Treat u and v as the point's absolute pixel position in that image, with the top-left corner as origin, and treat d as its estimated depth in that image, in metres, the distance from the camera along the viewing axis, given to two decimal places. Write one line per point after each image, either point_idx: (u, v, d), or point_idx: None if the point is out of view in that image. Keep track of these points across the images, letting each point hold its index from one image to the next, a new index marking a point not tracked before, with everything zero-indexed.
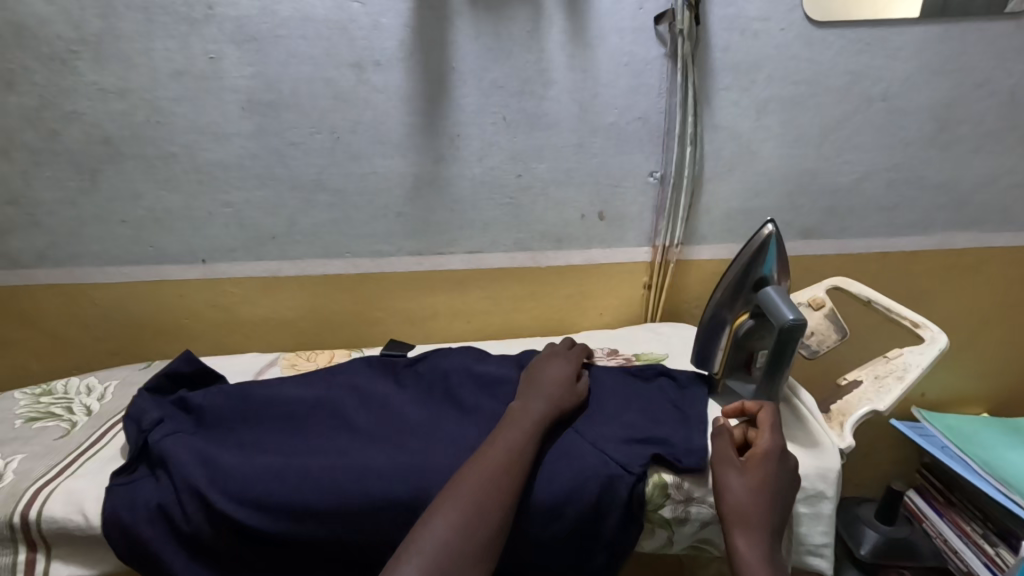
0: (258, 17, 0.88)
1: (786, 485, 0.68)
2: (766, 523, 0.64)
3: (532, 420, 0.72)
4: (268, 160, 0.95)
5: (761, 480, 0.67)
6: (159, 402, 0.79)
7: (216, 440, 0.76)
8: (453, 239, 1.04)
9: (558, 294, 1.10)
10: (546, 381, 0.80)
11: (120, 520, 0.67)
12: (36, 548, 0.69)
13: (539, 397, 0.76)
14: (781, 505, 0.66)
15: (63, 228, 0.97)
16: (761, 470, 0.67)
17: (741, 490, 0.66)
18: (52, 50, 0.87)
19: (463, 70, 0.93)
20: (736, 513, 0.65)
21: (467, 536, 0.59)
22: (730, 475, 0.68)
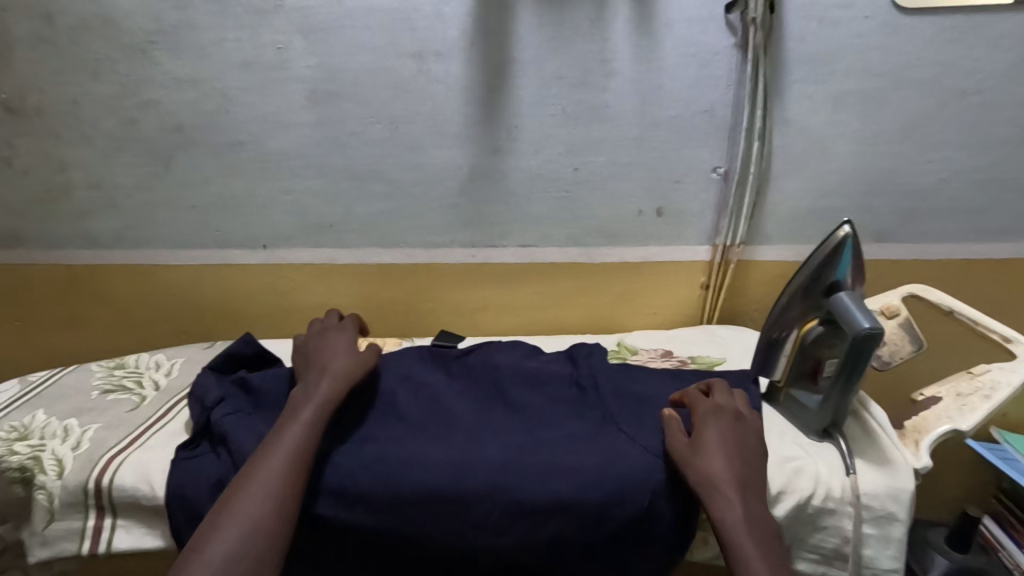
0: (325, 7, 0.89)
1: (744, 443, 0.69)
2: (735, 482, 0.64)
3: (306, 410, 0.71)
4: (328, 149, 0.97)
5: (717, 444, 0.67)
6: (220, 379, 0.84)
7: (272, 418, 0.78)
8: (505, 231, 1.03)
9: (610, 292, 1.07)
10: (331, 362, 0.78)
11: (184, 492, 0.70)
12: (104, 515, 0.73)
13: (324, 382, 0.75)
14: (751, 463, 0.67)
15: (137, 211, 1.02)
16: (713, 433, 0.68)
17: (707, 458, 0.66)
18: (134, 41, 0.91)
19: (523, 60, 0.91)
20: (708, 480, 0.64)
21: (238, 554, 0.57)
22: (680, 448, 0.68)
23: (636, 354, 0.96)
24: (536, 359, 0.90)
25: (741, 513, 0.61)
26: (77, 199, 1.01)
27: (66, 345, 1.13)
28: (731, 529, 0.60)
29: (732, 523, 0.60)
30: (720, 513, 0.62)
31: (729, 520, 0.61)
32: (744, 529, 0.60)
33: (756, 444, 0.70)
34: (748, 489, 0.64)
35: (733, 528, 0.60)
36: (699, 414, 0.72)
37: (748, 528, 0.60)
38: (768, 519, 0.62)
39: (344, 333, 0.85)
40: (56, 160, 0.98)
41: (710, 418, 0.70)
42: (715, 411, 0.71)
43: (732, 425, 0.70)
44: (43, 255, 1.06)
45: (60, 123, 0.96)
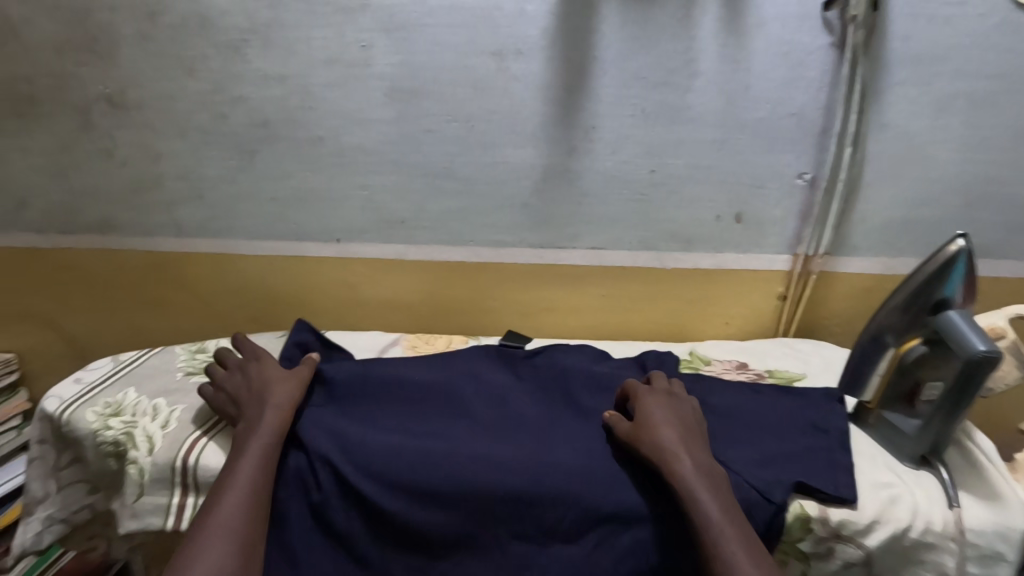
0: (409, 6, 0.90)
1: (680, 411, 0.72)
2: (682, 444, 0.67)
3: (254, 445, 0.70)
4: (403, 146, 0.98)
5: (656, 417, 0.70)
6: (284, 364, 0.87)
7: (341, 411, 0.79)
8: (575, 233, 1.01)
9: (681, 299, 1.04)
10: (268, 390, 0.77)
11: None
12: (187, 493, 0.76)
13: (266, 414, 0.73)
14: (691, 427, 0.70)
15: (221, 202, 1.06)
16: (652, 408, 0.72)
17: (653, 429, 0.69)
18: (228, 39, 0.94)
19: (605, 59, 0.90)
20: (658, 449, 0.67)
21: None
22: (624, 430, 0.71)
23: (709, 365, 0.93)
24: (603, 365, 0.89)
25: (694, 467, 0.65)
26: (168, 189, 1.06)
27: (150, 327, 1.19)
28: (684, 480, 0.63)
29: (685, 477, 0.63)
30: (674, 472, 0.64)
31: (684, 475, 0.64)
32: (699, 480, 0.63)
33: (696, 416, 0.73)
34: (697, 449, 0.67)
35: (689, 482, 0.63)
36: (635, 396, 0.75)
37: (702, 480, 0.63)
38: (716, 468, 0.65)
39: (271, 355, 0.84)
40: (150, 152, 1.04)
41: (650, 402, 0.72)
42: (653, 398, 0.73)
43: (668, 399, 0.74)
44: (134, 242, 1.12)
45: (156, 117, 1.01)
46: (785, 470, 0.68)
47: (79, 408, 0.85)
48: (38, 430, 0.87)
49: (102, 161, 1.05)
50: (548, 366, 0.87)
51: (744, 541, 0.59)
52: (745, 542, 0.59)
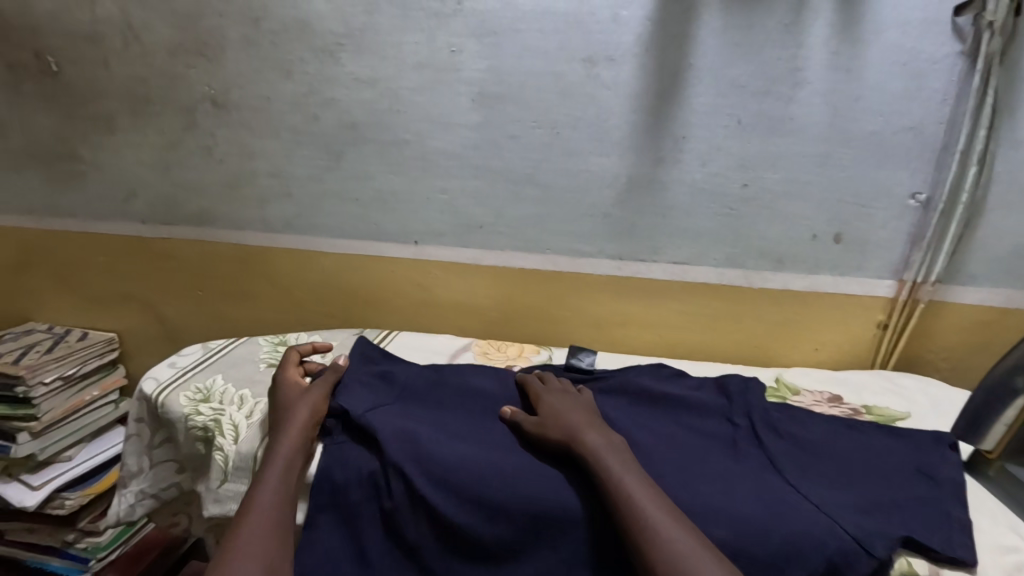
0: (501, 11, 0.89)
1: (581, 404, 0.79)
2: (586, 425, 0.73)
3: (275, 466, 0.70)
4: (487, 152, 0.98)
5: (558, 407, 0.77)
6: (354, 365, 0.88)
7: (411, 416, 0.79)
8: (657, 247, 0.98)
9: (767, 320, 0.99)
10: (290, 401, 0.80)
11: (334, 479, 0.72)
12: None
13: (288, 434, 0.74)
14: (592, 414, 0.76)
15: (307, 200, 1.10)
16: (554, 403, 0.78)
17: (560, 417, 0.75)
18: (324, 42, 0.97)
19: (700, 67, 0.86)
20: (566, 431, 0.72)
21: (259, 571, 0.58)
22: (533, 423, 0.75)
23: (798, 395, 0.86)
24: (679, 388, 0.85)
25: (606, 444, 0.69)
26: (260, 185, 1.11)
27: (235, 316, 1.25)
28: (595, 453, 0.68)
29: (597, 451, 0.68)
30: (583, 447, 0.69)
31: (597, 450, 0.68)
32: (607, 451, 0.68)
33: (591, 406, 0.79)
34: (605, 431, 0.73)
35: (597, 452, 0.68)
36: (537, 395, 0.81)
37: (606, 449, 0.68)
38: (615, 439, 0.71)
39: (289, 375, 0.85)
40: (246, 150, 1.09)
41: (549, 398, 0.79)
42: (553, 393, 0.80)
43: (565, 394, 0.80)
44: (225, 235, 1.17)
45: (253, 117, 1.06)
46: (889, 520, 0.63)
47: (173, 392, 0.89)
48: (136, 409, 0.92)
49: (203, 157, 1.12)
50: (618, 391, 0.87)
51: (654, 494, 0.63)
52: (654, 496, 0.62)
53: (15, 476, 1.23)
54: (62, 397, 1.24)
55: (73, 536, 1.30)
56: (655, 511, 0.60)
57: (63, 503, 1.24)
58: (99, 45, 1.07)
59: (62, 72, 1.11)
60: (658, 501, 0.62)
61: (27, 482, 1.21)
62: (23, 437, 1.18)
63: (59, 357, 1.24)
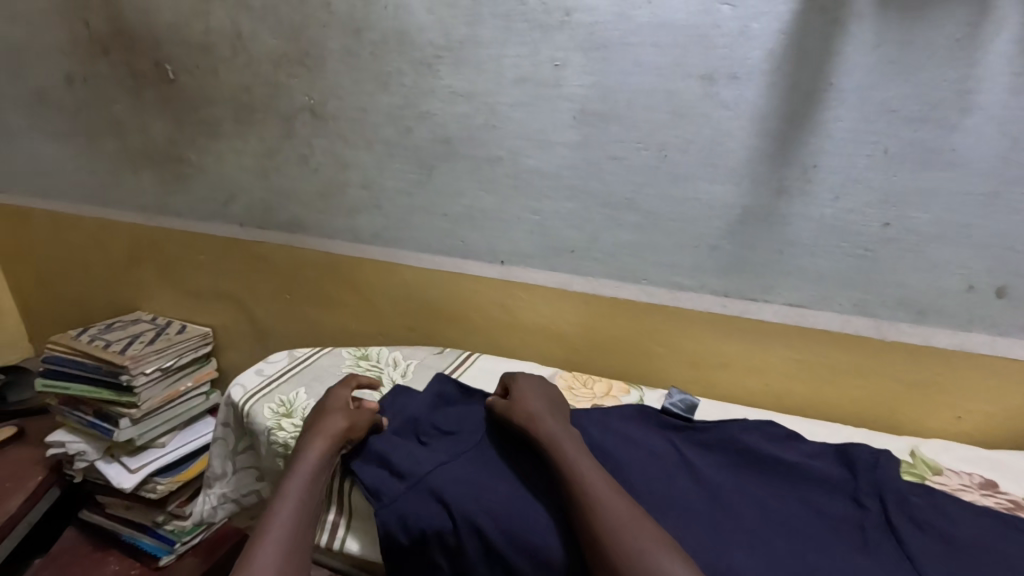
0: (613, 23, 0.82)
1: (548, 392, 0.83)
2: (548, 411, 0.78)
3: (296, 486, 0.71)
4: (585, 173, 0.91)
5: (527, 393, 0.81)
6: (425, 409, 0.85)
7: (478, 463, 0.75)
8: (772, 285, 0.87)
9: (900, 379, 0.86)
10: (327, 412, 0.81)
11: (395, 532, 0.70)
12: (341, 513, 0.79)
13: (319, 440, 0.76)
14: (559, 404, 0.81)
15: (397, 213, 1.08)
16: (526, 387, 0.83)
17: (525, 401, 0.79)
18: (423, 54, 0.94)
19: (843, 88, 0.74)
20: (528, 413, 0.77)
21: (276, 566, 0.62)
22: (500, 403, 0.80)
23: (939, 476, 0.74)
24: (790, 452, 0.75)
25: (562, 432, 0.74)
26: (351, 196, 1.11)
27: (320, 322, 1.26)
28: (551, 437, 0.73)
29: (553, 436, 0.73)
30: (540, 433, 0.73)
31: (553, 435, 0.73)
32: (563, 438, 0.73)
33: (561, 397, 0.84)
34: (563, 421, 0.77)
35: (552, 439, 0.72)
36: (514, 378, 0.86)
37: (562, 437, 0.73)
38: (569, 428, 0.76)
39: (340, 394, 0.85)
40: (340, 161, 1.08)
41: (523, 382, 0.84)
42: (528, 378, 0.85)
43: (539, 382, 0.85)
44: (315, 242, 1.18)
45: (349, 128, 1.05)
46: None
47: (257, 402, 0.89)
48: (223, 414, 0.93)
49: (298, 166, 1.12)
50: (717, 445, 0.77)
51: (601, 475, 0.68)
52: (602, 476, 0.67)
53: (116, 457, 1.32)
54: (159, 386, 1.31)
55: (162, 517, 1.37)
56: (604, 490, 0.65)
57: (155, 487, 1.32)
58: (210, 54, 1.11)
59: (177, 80, 1.16)
60: (606, 483, 0.66)
61: (126, 465, 1.30)
62: (125, 422, 1.27)
63: (159, 349, 1.30)
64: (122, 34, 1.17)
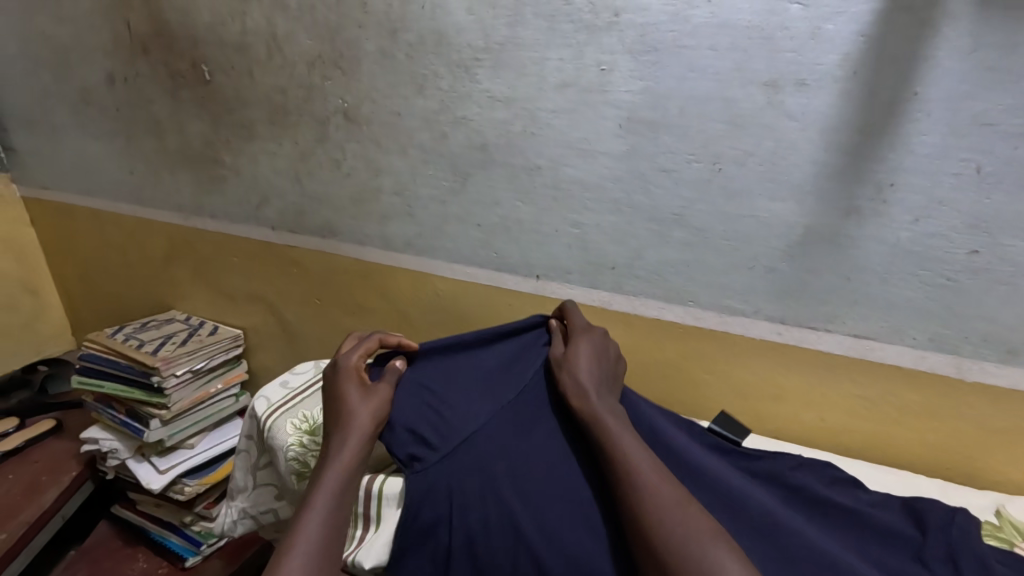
0: (667, 24, 0.75)
1: (605, 352, 0.76)
2: (597, 381, 0.71)
3: (326, 494, 0.63)
4: (630, 185, 0.85)
5: (582, 351, 0.74)
6: (450, 379, 0.78)
7: (509, 441, 0.69)
8: (836, 314, 0.79)
9: (981, 424, 0.77)
10: (353, 400, 0.72)
11: (424, 514, 0.65)
12: (367, 522, 0.70)
13: (349, 442, 0.68)
14: (609, 373, 0.74)
15: (430, 222, 1.04)
16: (582, 344, 0.75)
17: (578, 364, 0.72)
18: (461, 57, 0.89)
19: (930, 97, 0.66)
20: (578, 380, 0.70)
21: None
22: (556, 355, 0.75)
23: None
24: (847, 497, 0.68)
25: (608, 408, 0.68)
26: (383, 203, 1.07)
27: (350, 328, 1.23)
28: (595, 409, 0.67)
29: (598, 409, 0.67)
30: (587, 405, 0.67)
31: (598, 409, 0.67)
32: (609, 414, 0.67)
33: (614, 361, 0.76)
34: (609, 393, 0.71)
35: (599, 414, 0.66)
36: (572, 328, 0.79)
37: (610, 414, 0.67)
38: (619, 405, 0.69)
39: (352, 370, 0.77)
40: (372, 165, 1.05)
41: (581, 336, 0.76)
42: (589, 333, 0.77)
43: (597, 337, 0.77)
44: (347, 248, 1.15)
45: (384, 132, 1.01)
46: None
47: (280, 417, 0.86)
48: (248, 425, 0.90)
49: (331, 171, 1.09)
50: (766, 480, 0.70)
51: (650, 459, 0.61)
52: (651, 461, 0.61)
53: (147, 456, 1.33)
54: (189, 388, 1.30)
55: (190, 518, 1.37)
56: (653, 476, 0.59)
57: (183, 488, 1.32)
58: (245, 55, 1.09)
59: (213, 81, 1.15)
60: (656, 470, 0.60)
61: (155, 465, 1.30)
62: (155, 422, 1.27)
63: (190, 350, 1.29)
64: (161, 34, 1.16)
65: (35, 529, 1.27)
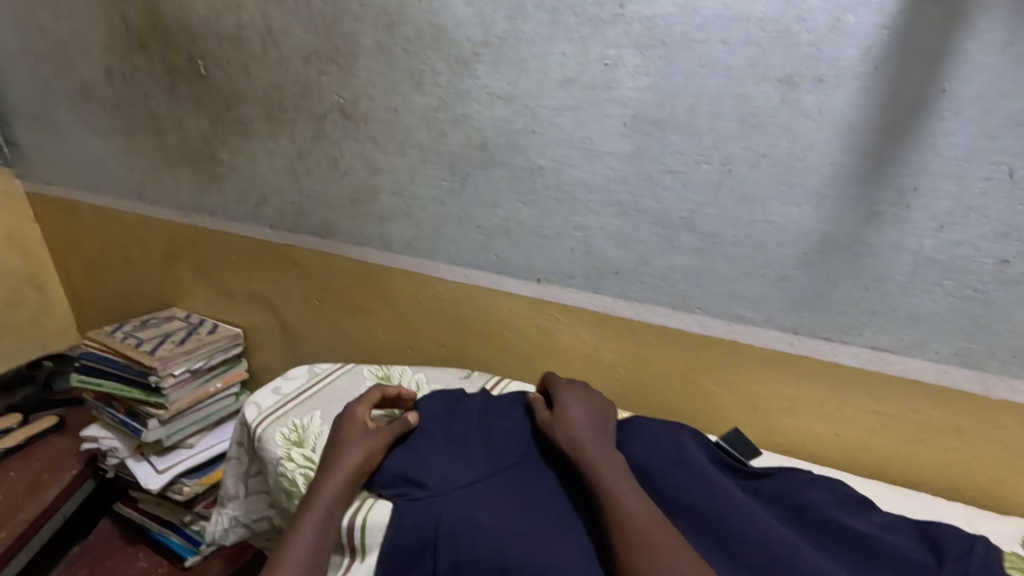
0: (676, 16, 0.71)
1: (597, 409, 0.74)
2: (591, 433, 0.69)
3: (310, 520, 0.64)
4: (636, 186, 0.81)
5: (574, 412, 0.72)
6: (446, 418, 0.76)
7: (504, 484, 0.66)
8: (854, 326, 0.75)
9: (1008, 444, 0.72)
10: (350, 433, 0.72)
11: (409, 542, 0.62)
12: (354, 553, 0.65)
13: (338, 467, 0.68)
14: (602, 425, 0.72)
15: (429, 223, 1.00)
16: (569, 403, 0.73)
17: (568, 421, 0.70)
18: (460, 52, 0.85)
19: (959, 95, 0.61)
20: (571, 436, 0.68)
21: None
22: (544, 419, 0.72)
23: None
24: (859, 520, 0.62)
25: (606, 459, 0.65)
26: (381, 203, 1.04)
27: (350, 329, 1.20)
28: (591, 462, 0.64)
29: (594, 462, 0.64)
30: (584, 458, 0.65)
31: (596, 462, 0.64)
32: (605, 465, 0.64)
33: (605, 413, 0.74)
34: (607, 444, 0.68)
35: (597, 464, 0.64)
36: (556, 390, 0.77)
37: (608, 463, 0.64)
38: (618, 454, 0.67)
39: (356, 412, 0.76)
40: (370, 164, 1.02)
41: (566, 396, 0.75)
42: (574, 392, 0.75)
43: (583, 395, 0.76)
44: (346, 249, 1.12)
45: (381, 130, 0.97)
46: None
47: (269, 426, 0.83)
48: (238, 432, 0.89)
49: (329, 169, 1.06)
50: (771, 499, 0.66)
51: (646, 506, 0.59)
52: (646, 508, 0.59)
53: (145, 456, 1.32)
54: (188, 389, 1.28)
55: (190, 518, 1.36)
56: (646, 523, 0.57)
57: (181, 488, 1.30)
58: (241, 50, 1.06)
59: (210, 76, 1.12)
60: (647, 518, 0.58)
61: (154, 465, 1.29)
62: (153, 422, 1.26)
63: (188, 350, 1.28)
64: (157, 29, 1.14)
65: (35, 528, 1.27)
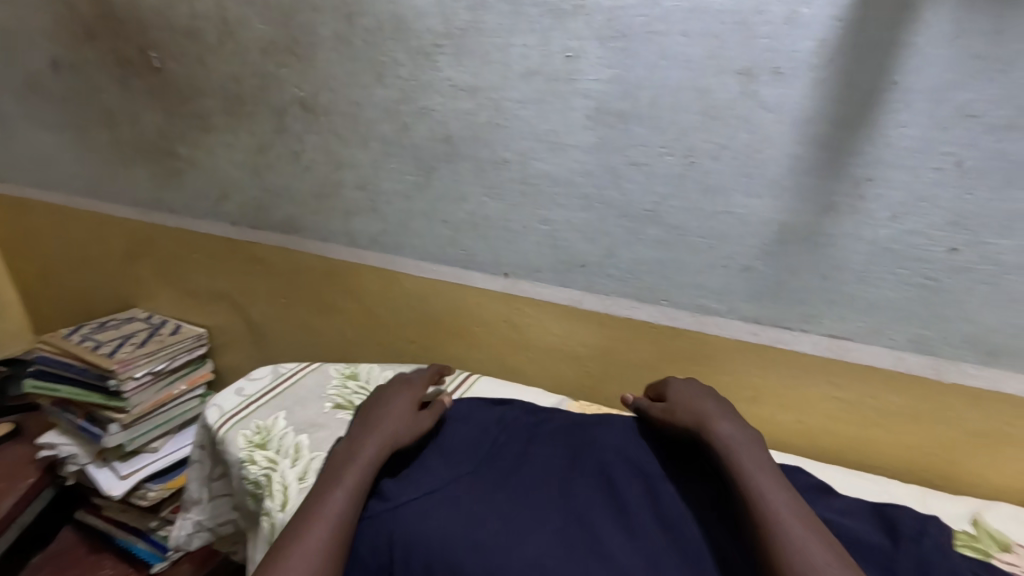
0: (637, 7, 0.70)
1: (708, 391, 0.74)
2: (718, 411, 0.68)
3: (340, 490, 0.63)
4: (601, 179, 0.80)
5: (688, 396, 0.72)
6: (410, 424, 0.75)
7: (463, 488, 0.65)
8: (814, 314, 0.76)
9: (960, 427, 0.75)
10: (389, 422, 0.72)
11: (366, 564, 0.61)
12: None
13: (365, 449, 0.68)
14: (724, 404, 0.71)
15: (395, 218, 0.99)
16: (682, 390, 0.73)
17: (692, 403, 0.70)
18: (420, 43, 0.84)
19: (911, 87, 0.63)
20: (698, 416, 0.68)
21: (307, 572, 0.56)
22: (658, 408, 0.71)
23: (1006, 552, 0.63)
24: (821, 507, 0.64)
25: (743, 437, 0.64)
26: (346, 198, 1.02)
27: (318, 328, 1.18)
28: (724, 440, 0.64)
29: (725, 438, 0.64)
30: (717, 433, 0.65)
31: (731, 439, 0.64)
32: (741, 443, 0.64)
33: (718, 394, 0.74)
34: (741, 421, 0.67)
35: (730, 443, 0.63)
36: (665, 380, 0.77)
37: (743, 441, 0.64)
38: (751, 430, 0.66)
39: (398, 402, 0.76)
40: (333, 158, 0.99)
41: (677, 384, 0.74)
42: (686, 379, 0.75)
43: (692, 380, 0.75)
44: (312, 245, 1.10)
45: (344, 123, 0.95)
46: None
47: (233, 427, 0.82)
48: (199, 435, 0.87)
49: (291, 163, 1.04)
50: None
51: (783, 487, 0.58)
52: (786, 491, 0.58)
53: (107, 461, 1.27)
54: (150, 391, 1.25)
55: (156, 523, 1.32)
56: (790, 505, 0.57)
57: (146, 493, 1.27)
58: (197, 41, 1.02)
59: (164, 68, 1.08)
60: (787, 493, 0.58)
61: (117, 470, 1.25)
62: (114, 427, 1.22)
63: (149, 352, 1.24)
64: (107, 19, 1.09)
65: None
